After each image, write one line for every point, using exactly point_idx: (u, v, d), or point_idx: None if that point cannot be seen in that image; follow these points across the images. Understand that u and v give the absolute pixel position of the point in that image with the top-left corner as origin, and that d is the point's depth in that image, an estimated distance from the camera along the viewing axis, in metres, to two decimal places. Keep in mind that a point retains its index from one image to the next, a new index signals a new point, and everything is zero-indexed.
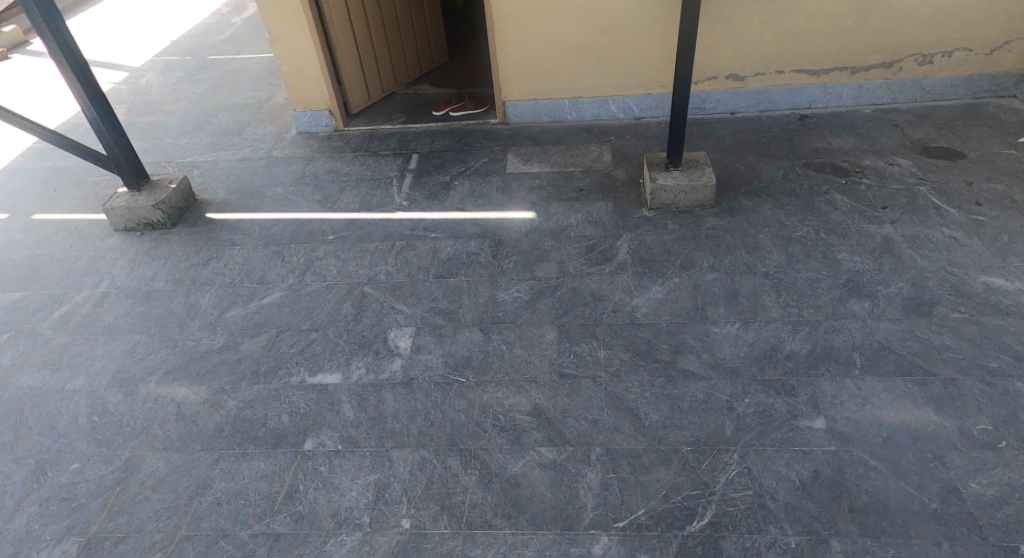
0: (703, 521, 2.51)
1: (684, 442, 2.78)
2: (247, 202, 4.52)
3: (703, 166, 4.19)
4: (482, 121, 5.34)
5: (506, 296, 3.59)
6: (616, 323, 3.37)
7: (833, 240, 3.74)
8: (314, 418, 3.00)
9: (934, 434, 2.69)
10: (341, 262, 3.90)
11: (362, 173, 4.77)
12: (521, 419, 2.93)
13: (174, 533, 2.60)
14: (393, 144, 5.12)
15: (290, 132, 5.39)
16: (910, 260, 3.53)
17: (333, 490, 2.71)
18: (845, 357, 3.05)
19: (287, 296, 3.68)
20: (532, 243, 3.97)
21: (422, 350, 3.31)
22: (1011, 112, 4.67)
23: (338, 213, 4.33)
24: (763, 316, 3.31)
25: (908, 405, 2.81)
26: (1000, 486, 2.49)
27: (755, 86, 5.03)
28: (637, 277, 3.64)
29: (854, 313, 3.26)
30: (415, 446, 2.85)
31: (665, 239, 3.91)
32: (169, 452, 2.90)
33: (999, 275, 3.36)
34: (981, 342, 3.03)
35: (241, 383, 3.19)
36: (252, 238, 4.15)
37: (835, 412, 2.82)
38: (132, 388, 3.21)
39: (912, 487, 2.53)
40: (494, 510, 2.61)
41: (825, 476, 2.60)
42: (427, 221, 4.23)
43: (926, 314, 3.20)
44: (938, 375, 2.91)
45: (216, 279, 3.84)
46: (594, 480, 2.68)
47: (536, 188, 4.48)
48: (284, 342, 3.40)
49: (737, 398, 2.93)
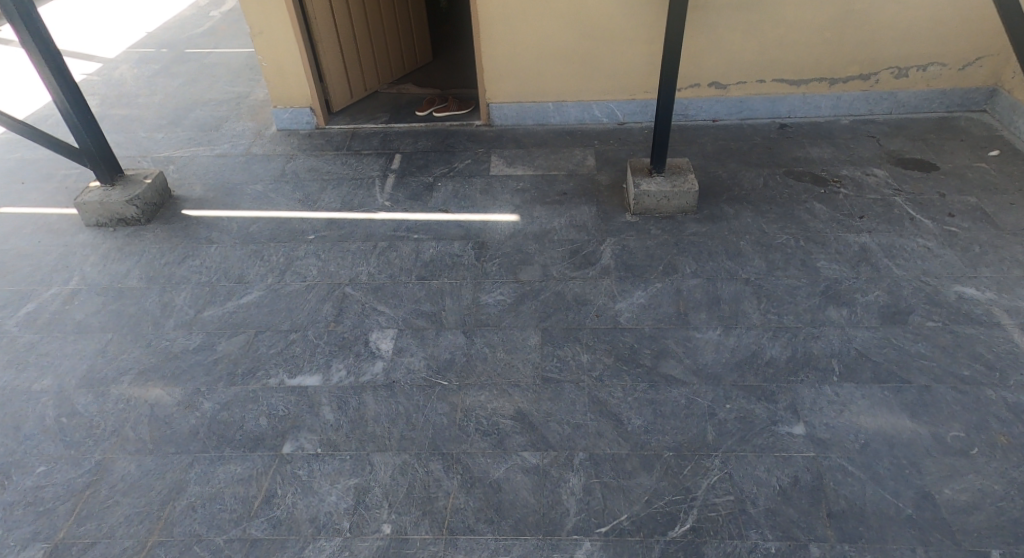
0: (685, 527, 2.51)
1: (667, 448, 2.79)
2: (225, 199, 4.43)
3: (685, 172, 4.23)
4: (465, 122, 5.32)
5: (489, 299, 3.57)
6: (599, 328, 3.37)
7: (812, 248, 3.80)
8: (293, 421, 2.95)
9: (910, 440, 2.74)
10: (321, 262, 3.85)
11: (344, 172, 4.71)
12: (504, 423, 2.92)
13: (146, 539, 2.53)
14: (376, 143, 5.06)
15: (270, 129, 5.30)
16: (886, 269, 3.60)
17: (312, 495, 2.66)
18: (824, 364, 3.09)
19: (266, 296, 3.61)
20: (516, 246, 3.95)
21: (404, 352, 3.28)
22: (982, 126, 4.79)
23: (319, 213, 4.27)
24: (744, 323, 3.34)
25: (885, 412, 2.85)
26: (973, 492, 2.55)
27: (736, 94, 5.09)
28: (620, 282, 3.65)
29: (832, 320, 3.31)
30: (396, 450, 2.82)
31: (647, 244, 3.93)
32: (141, 455, 2.82)
33: (971, 285, 3.44)
34: (954, 350, 3.09)
35: (217, 384, 3.12)
36: (230, 237, 4.07)
37: (814, 418, 2.85)
38: (103, 388, 3.12)
39: (888, 493, 2.57)
40: (476, 515, 2.59)
41: (804, 482, 2.62)
42: (410, 222, 4.19)
43: (901, 323, 3.26)
44: (912, 383, 2.96)
45: (192, 278, 3.75)
46: (577, 485, 2.67)
47: (520, 191, 4.47)
48: (263, 342, 3.33)
49: (719, 404, 2.95)
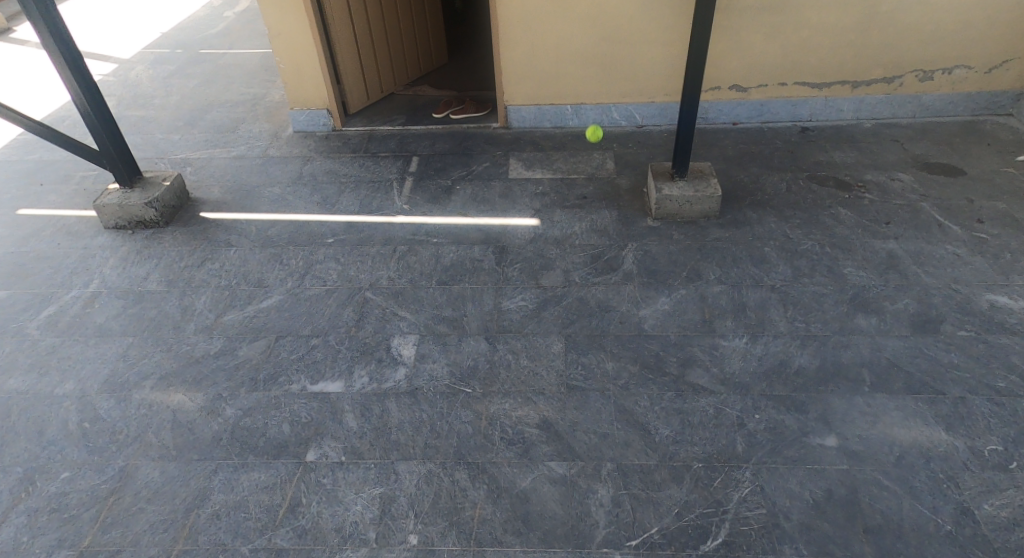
0: (717, 540, 2.47)
1: (696, 458, 2.74)
2: (243, 202, 4.41)
3: (708, 176, 4.17)
4: (483, 124, 5.28)
5: (511, 304, 3.53)
6: (624, 335, 3.33)
7: (838, 254, 3.74)
8: (316, 427, 2.91)
9: (946, 453, 2.68)
10: (341, 266, 3.82)
11: (362, 175, 4.68)
12: (530, 432, 2.88)
13: (171, 547, 2.50)
14: (393, 146, 5.03)
15: (286, 131, 5.28)
16: (915, 276, 3.53)
17: (337, 504, 2.62)
18: (854, 374, 3.03)
19: (286, 300, 3.58)
20: (536, 251, 3.91)
21: (427, 358, 3.24)
22: (1008, 130, 4.72)
23: (338, 215, 4.24)
24: (771, 330, 3.29)
25: (920, 424, 2.79)
26: (1013, 508, 2.49)
27: (757, 98, 5.03)
28: (644, 288, 3.60)
29: (862, 329, 3.26)
30: (421, 459, 2.78)
31: (670, 249, 3.88)
32: (164, 462, 2.79)
33: (1003, 293, 3.37)
34: (988, 361, 3.03)
35: (239, 390, 3.09)
36: (249, 240, 4.04)
37: (846, 430, 2.80)
38: (125, 393, 3.09)
39: (926, 508, 2.51)
40: (504, 526, 2.55)
41: (838, 496, 2.57)
42: (429, 226, 4.15)
43: (933, 332, 3.20)
44: (946, 394, 2.90)
45: (211, 281, 3.73)
46: (606, 496, 2.63)
47: (540, 195, 4.43)
48: (284, 347, 3.30)
49: (748, 413, 2.90)
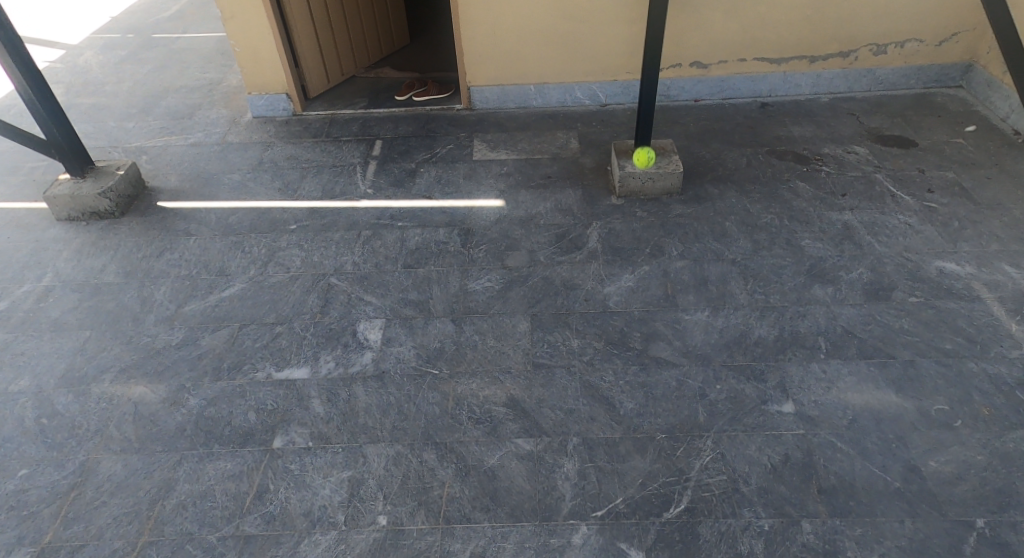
0: (680, 507, 2.54)
1: (659, 429, 2.81)
2: (202, 189, 4.32)
3: (670, 153, 4.21)
4: (446, 106, 5.23)
5: (476, 286, 3.54)
6: (589, 312, 3.37)
7: (796, 227, 3.82)
8: (282, 414, 2.91)
9: (896, 414, 2.78)
10: (304, 252, 3.78)
11: (324, 159, 4.61)
12: (497, 411, 2.91)
13: (136, 539, 2.49)
14: (355, 129, 4.96)
15: (245, 116, 5.16)
16: (869, 246, 3.63)
17: (305, 489, 2.63)
18: (811, 342, 3.12)
19: (248, 289, 3.54)
20: (502, 232, 3.92)
21: (394, 342, 3.24)
22: (958, 101, 4.84)
23: (300, 201, 4.19)
24: (732, 303, 3.36)
25: (872, 388, 2.90)
26: (957, 463, 2.60)
27: (718, 74, 5.08)
28: (608, 265, 3.64)
29: (818, 298, 3.34)
30: (389, 441, 2.79)
31: (634, 226, 3.92)
32: (126, 455, 2.76)
33: (951, 260, 3.49)
34: (937, 325, 3.14)
35: (203, 380, 3.06)
36: (209, 228, 3.97)
37: (803, 396, 2.89)
38: (83, 387, 3.04)
39: (877, 467, 2.61)
40: (472, 503, 2.58)
41: (794, 459, 2.66)
42: (393, 209, 4.12)
43: (885, 299, 3.30)
44: (897, 358, 3.01)
45: (171, 271, 3.66)
46: (572, 470, 2.68)
47: (504, 176, 4.42)
48: (248, 336, 3.27)
49: (709, 384, 2.97)
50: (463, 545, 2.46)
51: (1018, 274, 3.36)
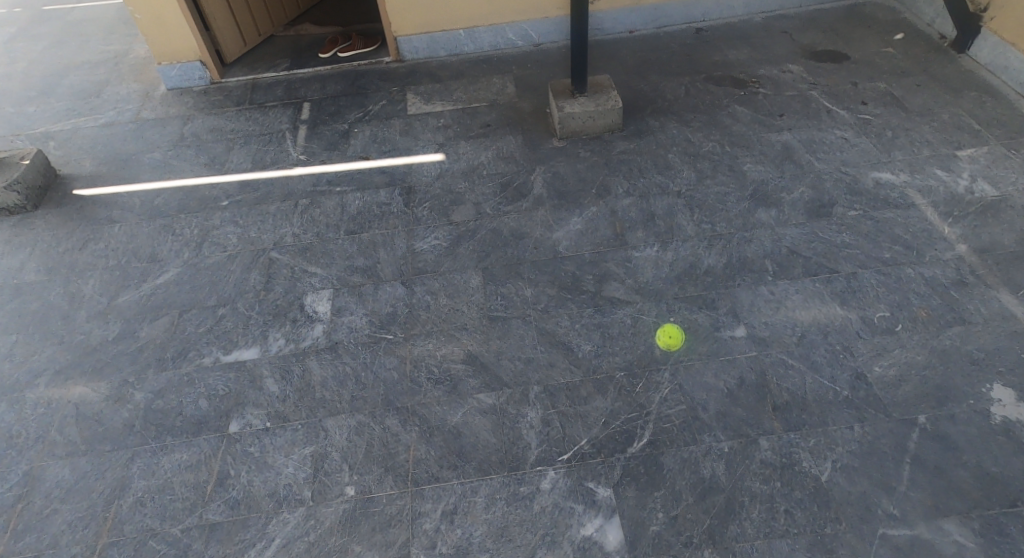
0: (643, 441, 2.58)
1: (618, 368, 2.83)
2: (120, 172, 4.06)
3: (607, 89, 4.12)
4: (374, 60, 4.99)
5: (424, 245, 3.46)
6: (540, 260, 3.33)
7: (737, 152, 3.82)
8: (235, 398, 2.83)
9: (842, 327, 2.86)
10: (240, 229, 3.61)
11: (250, 128, 4.37)
12: (455, 368, 2.89)
13: (95, 542, 2.42)
14: (280, 93, 4.70)
15: (158, 89, 4.82)
16: (808, 164, 3.66)
17: (268, 470, 2.58)
18: (758, 266, 3.16)
19: (184, 272, 3.38)
20: (445, 187, 3.81)
21: (344, 311, 3.16)
22: (887, 11, 4.85)
23: (229, 175, 3.98)
24: (679, 235, 3.36)
25: (818, 303, 2.96)
26: (900, 366, 2.71)
27: (650, 2, 4.95)
28: (555, 210, 3.59)
29: (762, 222, 3.37)
30: (349, 412, 2.75)
31: (578, 168, 3.86)
32: (73, 458, 2.66)
33: (886, 170, 3.54)
34: (876, 236, 3.21)
35: (146, 372, 2.94)
36: (134, 213, 3.76)
37: (754, 319, 2.94)
38: (18, 395, 2.89)
39: (827, 379, 2.70)
40: (439, 462, 2.58)
41: (749, 381, 2.72)
42: (329, 174, 3.96)
43: (827, 215, 3.35)
44: (840, 272, 3.08)
45: (98, 263, 3.47)
46: (535, 418, 2.69)
47: (442, 128, 4.28)
48: (190, 321, 3.14)
49: (663, 318, 3.00)
50: (433, 504, 2.46)
51: (949, 177, 3.44)
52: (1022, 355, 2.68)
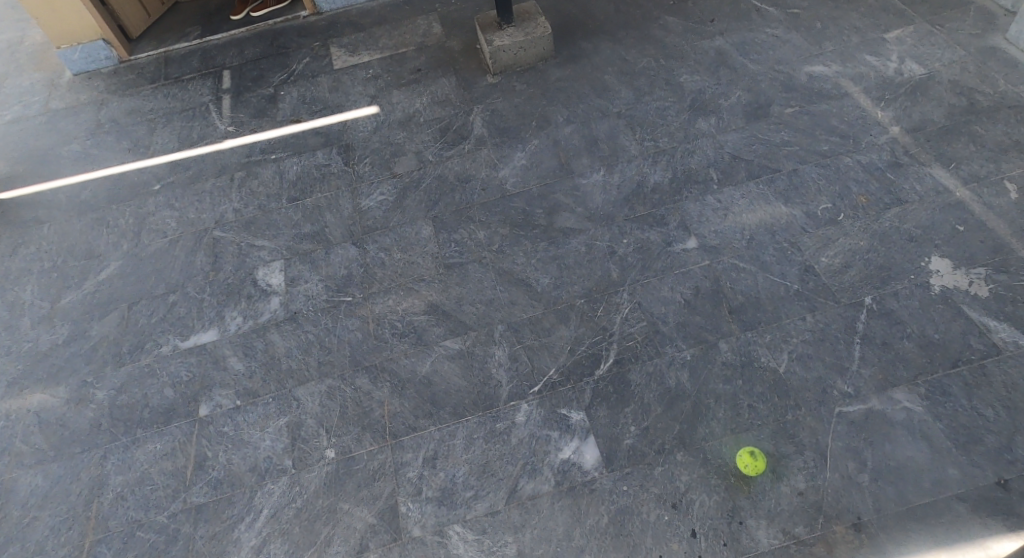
0: (609, 362, 2.64)
1: (577, 296, 2.86)
2: (39, 169, 3.86)
3: (535, 16, 3.99)
4: (291, 16, 4.73)
5: (370, 202, 3.39)
6: (488, 201, 3.30)
7: (672, 64, 3.77)
8: (201, 381, 2.80)
9: (788, 224, 2.92)
10: (177, 211, 3.49)
11: (171, 106, 4.16)
12: (418, 320, 2.89)
13: (82, 541, 2.43)
14: (196, 64, 4.45)
15: (63, 75, 4.52)
16: (742, 67, 3.64)
17: (245, 446, 2.59)
18: (703, 176, 3.18)
19: (127, 264, 3.28)
20: (383, 140, 3.72)
21: (298, 280, 3.11)
22: None
23: (156, 157, 3.82)
24: (623, 157, 3.35)
25: (764, 205, 3.01)
26: (845, 254, 2.79)
27: None
28: (498, 148, 3.54)
29: (703, 131, 3.37)
30: (319, 378, 2.76)
31: (515, 102, 3.78)
32: (44, 465, 2.63)
33: (818, 63, 3.54)
34: (813, 130, 3.24)
35: (105, 370, 2.89)
36: (62, 210, 3.59)
37: (704, 229, 2.98)
38: None
39: (778, 277, 2.77)
40: (414, 413, 2.62)
41: (704, 290, 2.78)
42: (262, 142, 3.82)
43: (764, 116, 3.36)
44: (782, 170, 3.12)
45: (33, 267, 3.33)
46: (503, 356, 2.73)
47: (372, 79, 4.12)
48: (140, 313, 3.07)
49: (616, 240, 3.02)
50: (414, 453, 2.51)
51: (879, 62, 3.47)
52: (957, 226, 2.78)
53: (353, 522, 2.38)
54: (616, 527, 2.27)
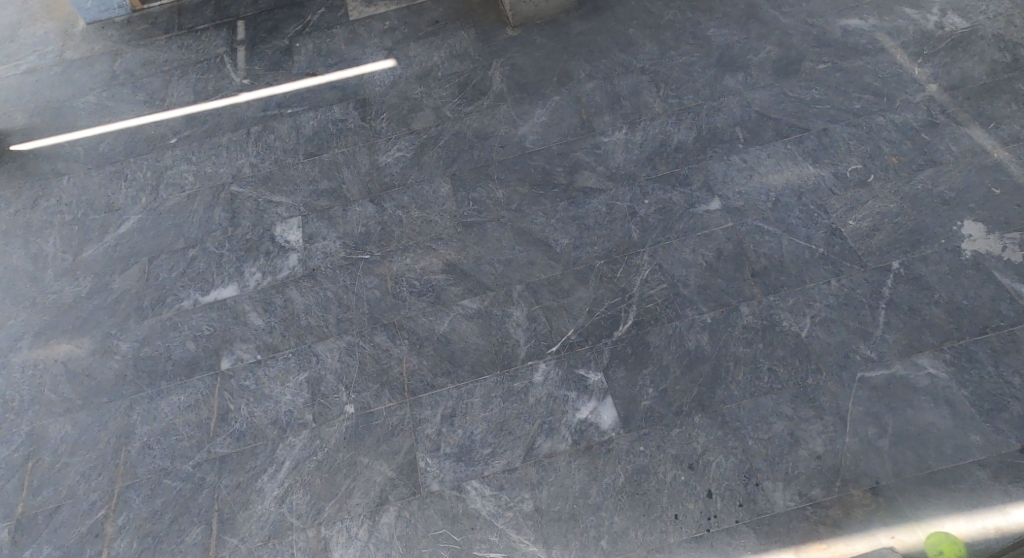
0: (628, 324, 2.63)
1: (597, 257, 2.83)
2: (56, 121, 3.83)
3: None
4: None
5: (387, 159, 3.35)
6: (507, 159, 3.24)
7: (699, 16, 3.62)
8: (222, 336, 2.83)
9: (815, 186, 2.85)
10: (195, 166, 3.47)
11: (185, 57, 4.09)
12: (436, 279, 2.88)
13: (112, 487, 2.50)
14: (210, 13, 4.35)
15: (76, 24, 4.43)
16: (774, 20, 3.49)
17: (266, 400, 2.63)
18: (729, 135, 3.10)
19: (146, 218, 3.28)
20: (400, 94, 3.64)
21: (316, 237, 3.10)
22: None
23: (172, 111, 3.78)
24: (647, 114, 3.26)
25: (791, 166, 2.93)
26: (873, 217, 2.72)
27: None
28: (517, 105, 3.46)
29: (730, 88, 3.27)
30: (338, 334, 2.77)
31: (536, 56, 3.67)
32: (73, 414, 2.69)
33: (854, 16, 3.39)
34: (845, 87, 3.12)
35: (128, 322, 2.93)
36: (80, 163, 3.59)
37: (728, 190, 2.92)
38: (3, 360, 2.88)
39: (803, 240, 2.71)
40: (433, 370, 2.63)
41: (727, 253, 2.74)
42: (278, 96, 3.76)
43: (795, 72, 3.24)
44: (811, 130, 3.02)
45: (54, 219, 3.35)
46: (521, 316, 2.72)
47: (389, 31, 4.01)
48: (161, 267, 3.09)
49: (638, 201, 2.97)
50: (433, 410, 2.54)
51: (918, 15, 3.31)
52: (992, 189, 2.70)
53: (373, 475, 2.42)
54: (633, 486, 2.30)
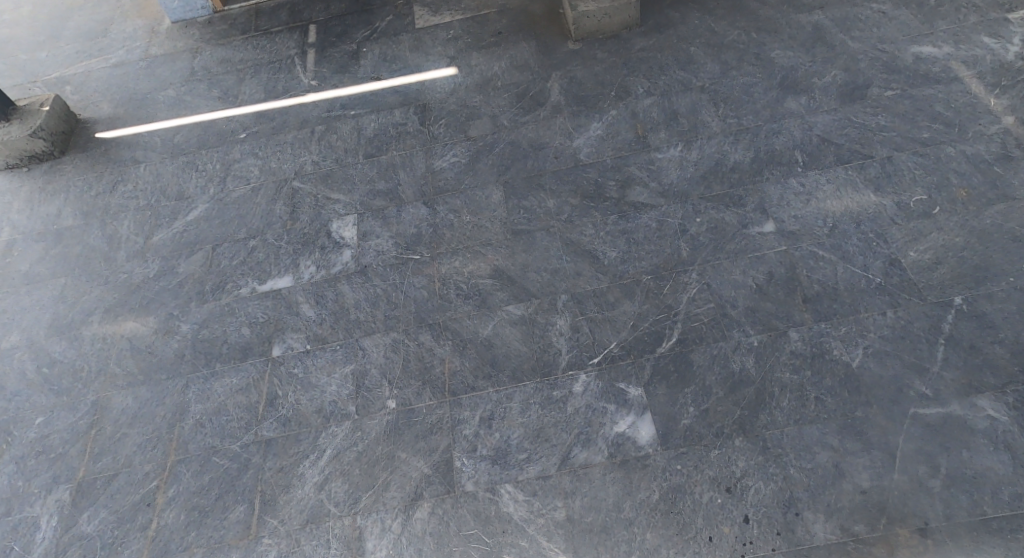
0: (672, 341, 2.61)
1: (644, 272, 2.83)
2: (138, 112, 4.07)
3: None
4: None
5: (443, 163, 3.43)
6: (561, 170, 3.27)
7: (764, 38, 3.58)
8: (275, 324, 2.94)
9: (876, 214, 2.78)
10: (261, 160, 3.63)
11: (259, 58, 4.28)
12: (483, 283, 2.92)
13: (165, 460, 2.62)
14: (285, 17, 4.54)
15: (162, 22, 4.69)
16: (842, 44, 3.42)
17: (313, 389, 2.72)
18: (788, 157, 3.05)
19: (213, 208, 3.44)
20: (459, 102, 3.72)
21: (370, 235, 3.19)
22: None
23: (243, 107, 3.96)
24: (704, 133, 3.25)
25: (851, 192, 2.86)
26: (936, 250, 2.63)
27: None
28: (574, 117, 3.49)
29: (791, 111, 3.22)
30: (385, 331, 2.84)
31: (595, 70, 3.70)
32: (134, 388, 2.84)
33: (927, 43, 3.30)
34: (914, 115, 3.04)
35: (189, 305, 3.07)
36: (157, 152, 3.79)
37: (783, 214, 2.87)
38: (75, 332, 3.06)
39: (859, 268, 2.65)
40: (474, 373, 2.67)
41: (778, 276, 2.69)
42: (342, 98, 3.89)
43: (861, 98, 3.18)
44: (875, 157, 2.95)
45: (129, 204, 3.55)
46: (564, 325, 2.74)
47: (452, 40, 4.11)
48: (223, 254, 3.23)
49: (690, 219, 2.95)
50: (472, 412, 2.57)
51: (997, 45, 3.21)
52: None
53: (410, 470, 2.47)
54: (667, 504, 2.27)
